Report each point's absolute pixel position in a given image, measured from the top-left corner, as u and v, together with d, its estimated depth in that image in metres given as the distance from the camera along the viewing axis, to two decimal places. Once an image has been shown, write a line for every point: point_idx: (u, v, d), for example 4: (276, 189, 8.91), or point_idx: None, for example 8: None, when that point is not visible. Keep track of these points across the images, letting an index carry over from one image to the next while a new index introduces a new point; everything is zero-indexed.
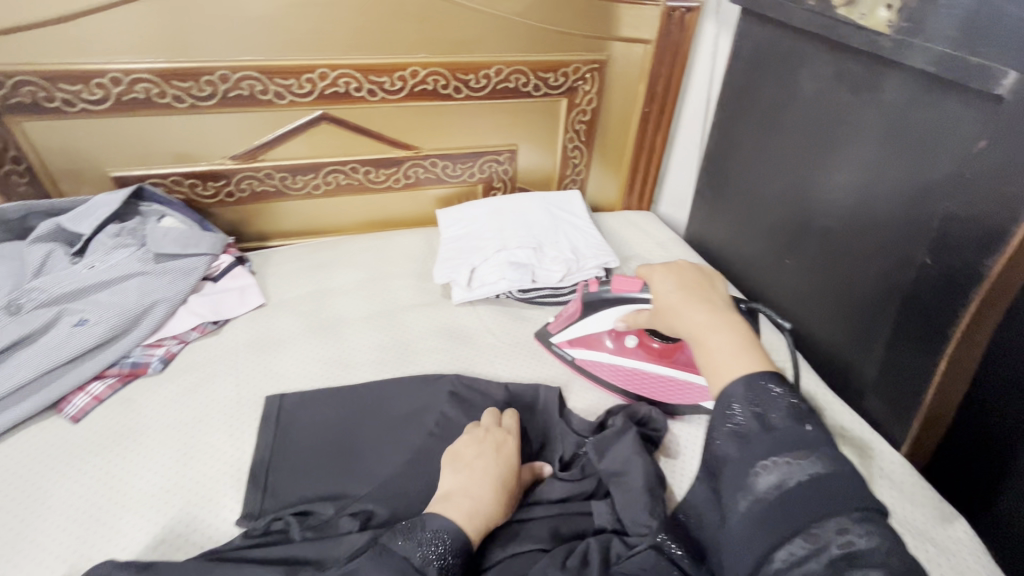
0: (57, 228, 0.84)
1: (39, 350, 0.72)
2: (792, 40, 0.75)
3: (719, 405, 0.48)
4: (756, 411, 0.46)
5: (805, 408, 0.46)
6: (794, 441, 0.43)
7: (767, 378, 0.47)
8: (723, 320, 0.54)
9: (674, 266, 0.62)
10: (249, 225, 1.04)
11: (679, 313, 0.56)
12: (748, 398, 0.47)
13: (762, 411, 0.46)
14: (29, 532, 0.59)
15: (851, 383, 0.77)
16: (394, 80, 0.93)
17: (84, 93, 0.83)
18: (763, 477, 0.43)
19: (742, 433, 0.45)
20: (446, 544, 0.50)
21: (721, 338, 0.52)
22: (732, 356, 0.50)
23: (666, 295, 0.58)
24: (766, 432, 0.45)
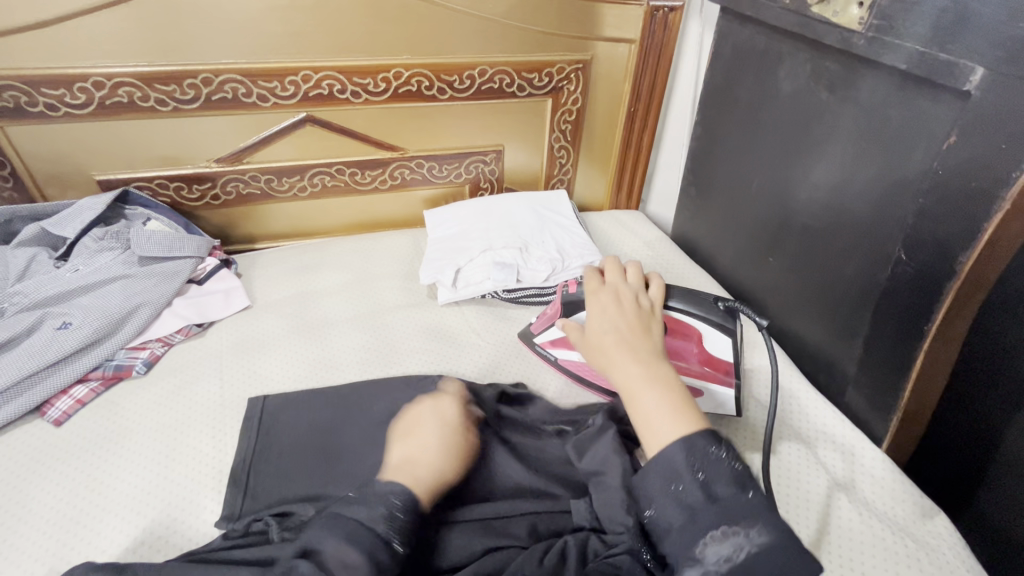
0: (41, 232, 0.84)
1: (21, 354, 0.72)
2: (770, 39, 0.75)
3: (662, 471, 0.49)
4: (700, 479, 0.47)
5: (743, 470, 0.48)
6: (734, 512, 0.46)
7: (707, 441, 0.48)
8: (655, 371, 0.54)
9: (620, 305, 0.62)
10: (236, 227, 1.05)
11: (613, 361, 0.56)
12: (691, 463, 0.48)
13: (704, 478, 0.47)
14: (8, 536, 0.59)
15: (834, 379, 0.77)
16: (377, 82, 0.93)
17: (66, 98, 0.83)
18: (712, 549, 0.45)
19: (686, 502, 0.47)
20: (394, 502, 0.50)
21: (653, 397, 0.52)
22: (668, 415, 0.50)
23: (606, 336, 0.59)
24: (708, 501, 0.46)
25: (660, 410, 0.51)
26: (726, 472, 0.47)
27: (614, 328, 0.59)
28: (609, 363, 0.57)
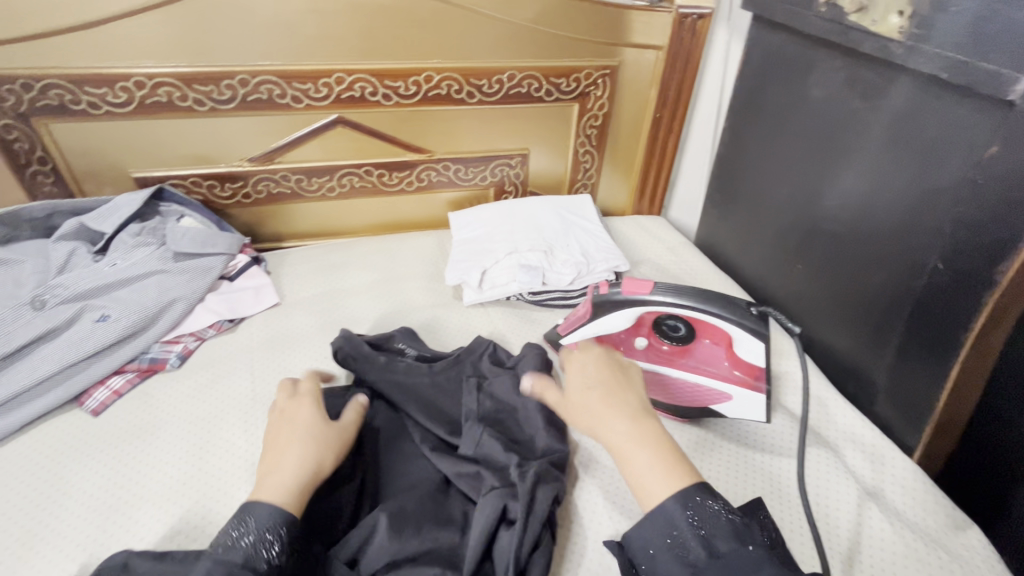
0: (80, 227, 0.87)
1: (62, 344, 0.74)
2: (803, 46, 0.76)
3: (661, 528, 0.48)
4: (699, 531, 0.46)
5: (741, 521, 0.47)
6: (737, 566, 0.44)
7: (701, 493, 0.48)
8: (644, 430, 0.53)
9: (597, 362, 0.60)
10: (265, 225, 1.06)
11: (599, 424, 0.54)
12: (689, 519, 0.47)
13: (703, 532, 0.46)
14: (48, 521, 0.60)
15: (862, 388, 0.77)
16: (408, 85, 0.95)
17: (108, 96, 0.85)
18: None
19: (691, 560, 0.46)
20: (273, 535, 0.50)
21: (646, 459, 0.50)
22: (663, 472, 0.50)
23: (587, 398, 0.57)
24: (710, 558, 0.45)
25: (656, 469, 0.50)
26: (726, 524, 0.47)
27: (597, 387, 0.57)
28: (596, 425, 0.54)
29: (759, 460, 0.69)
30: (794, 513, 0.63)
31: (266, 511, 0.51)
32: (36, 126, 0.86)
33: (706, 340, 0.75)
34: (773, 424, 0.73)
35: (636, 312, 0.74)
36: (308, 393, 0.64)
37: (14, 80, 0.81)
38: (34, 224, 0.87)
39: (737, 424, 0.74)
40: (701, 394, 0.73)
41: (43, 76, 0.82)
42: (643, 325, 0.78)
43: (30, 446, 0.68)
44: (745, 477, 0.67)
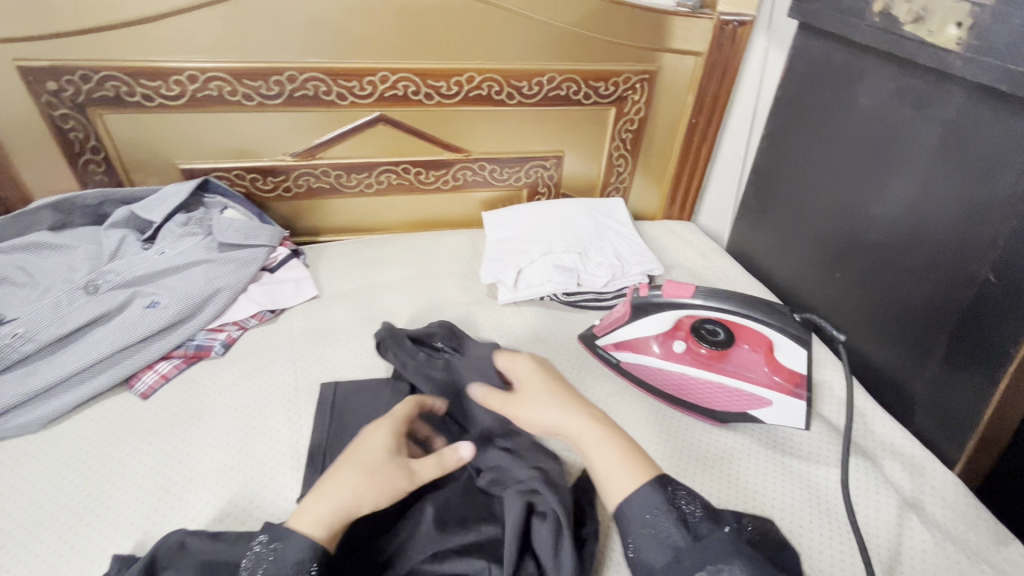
0: (130, 215, 0.89)
1: (114, 328, 0.76)
2: (852, 56, 0.76)
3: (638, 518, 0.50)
4: (678, 513, 0.49)
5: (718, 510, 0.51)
6: (717, 549, 0.46)
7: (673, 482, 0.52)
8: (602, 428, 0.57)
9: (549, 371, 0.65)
10: (303, 219, 1.08)
11: (555, 423, 0.59)
12: (665, 503, 0.50)
13: (682, 515, 0.49)
14: (104, 498, 0.62)
15: (900, 399, 0.76)
16: (450, 85, 0.96)
17: (162, 89, 0.87)
18: None
19: (672, 544, 0.48)
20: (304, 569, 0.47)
21: (609, 453, 0.55)
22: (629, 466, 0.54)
23: (541, 403, 0.61)
24: (690, 541, 0.48)
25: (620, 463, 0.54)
26: (702, 512, 0.50)
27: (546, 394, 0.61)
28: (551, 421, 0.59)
29: (795, 467, 0.68)
30: (832, 522, 0.63)
31: (295, 543, 0.47)
32: (91, 116, 0.88)
33: (745, 346, 0.77)
34: (810, 430, 0.72)
35: (675, 314, 0.75)
36: (396, 415, 0.60)
37: (73, 71, 0.84)
38: (85, 211, 0.90)
39: (772, 429, 0.73)
40: (739, 399, 0.74)
41: (101, 68, 0.84)
42: (681, 328, 0.80)
43: (84, 426, 0.70)
44: (779, 483, 0.67)
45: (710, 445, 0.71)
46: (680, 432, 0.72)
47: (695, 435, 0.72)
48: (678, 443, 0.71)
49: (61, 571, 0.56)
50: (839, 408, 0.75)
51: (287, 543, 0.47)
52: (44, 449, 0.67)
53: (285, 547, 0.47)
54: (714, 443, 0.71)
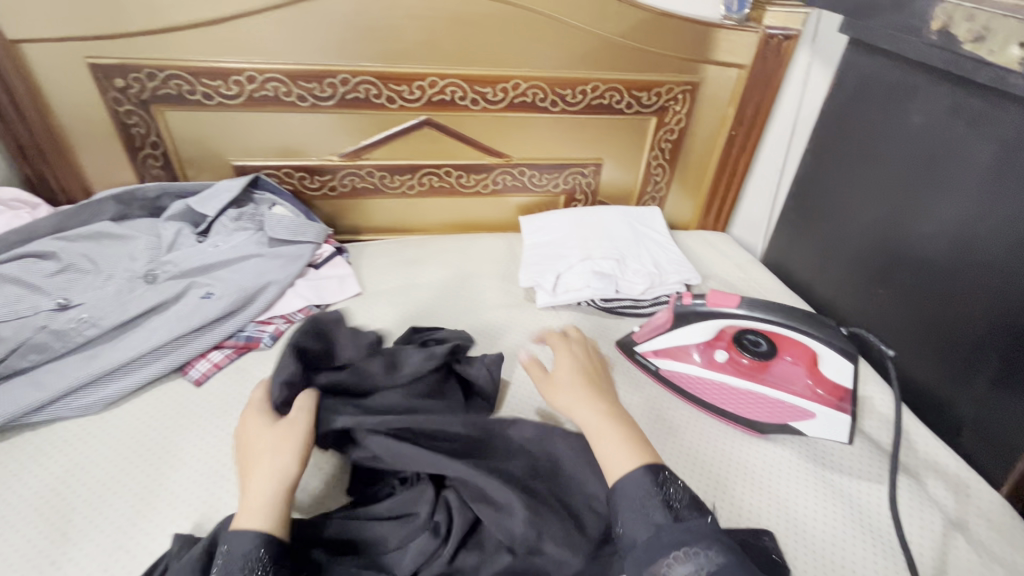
0: (186, 209, 0.92)
1: (172, 317, 0.79)
2: (905, 72, 0.76)
3: (631, 493, 0.52)
4: (663, 493, 0.51)
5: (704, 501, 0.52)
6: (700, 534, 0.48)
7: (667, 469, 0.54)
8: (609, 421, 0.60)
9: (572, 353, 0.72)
10: (346, 218, 1.11)
11: (571, 410, 0.63)
12: (653, 483, 0.52)
13: (666, 497, 0.51)
14: (162, 479, 0.65)
15: (944, 419, 0.76)
16: (496, 91, 0.98)
17: (222, 88, 0.91)
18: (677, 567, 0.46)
19: (655, 522, 0.49)
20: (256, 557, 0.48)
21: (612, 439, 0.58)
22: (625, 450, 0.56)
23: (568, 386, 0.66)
24: (672, 520, 0.49)
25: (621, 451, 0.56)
26: (689, 499, 0.52)
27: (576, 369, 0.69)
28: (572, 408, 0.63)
29: (835, 480, 0.68)
30: (872, 543, 0.62)
31: (243, 540, 0.49)
32: (154, 113, 0.92)
33: (787, 358, 0.77)
34: (852, 446, 0.72)
35: (716, 324, 0.75)
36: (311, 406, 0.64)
37: (140, 69, 0.87)
38: (144, 204, 0.94)
39: (814, 442, 0.73)
40: (779, 411, 0.74)
41: (165, 67, 0.88)
42: (723, 338, 0.80)
43: (142, 411, 0.73)
44: (817, 500, 0.66)
45: (748, 455, 0.71)
46: (715, 445, 0.72)
47: (732, 444, 0.72)
48: (713, 456, 0.71)
49: (125, 547, 0.58)
50: (883, 425, 0.75)
51: (232, 542, 0.49)
52: (106, 430, 0.70)
53: (231, 547, 0.48)
54: (750, 458, 0.71)
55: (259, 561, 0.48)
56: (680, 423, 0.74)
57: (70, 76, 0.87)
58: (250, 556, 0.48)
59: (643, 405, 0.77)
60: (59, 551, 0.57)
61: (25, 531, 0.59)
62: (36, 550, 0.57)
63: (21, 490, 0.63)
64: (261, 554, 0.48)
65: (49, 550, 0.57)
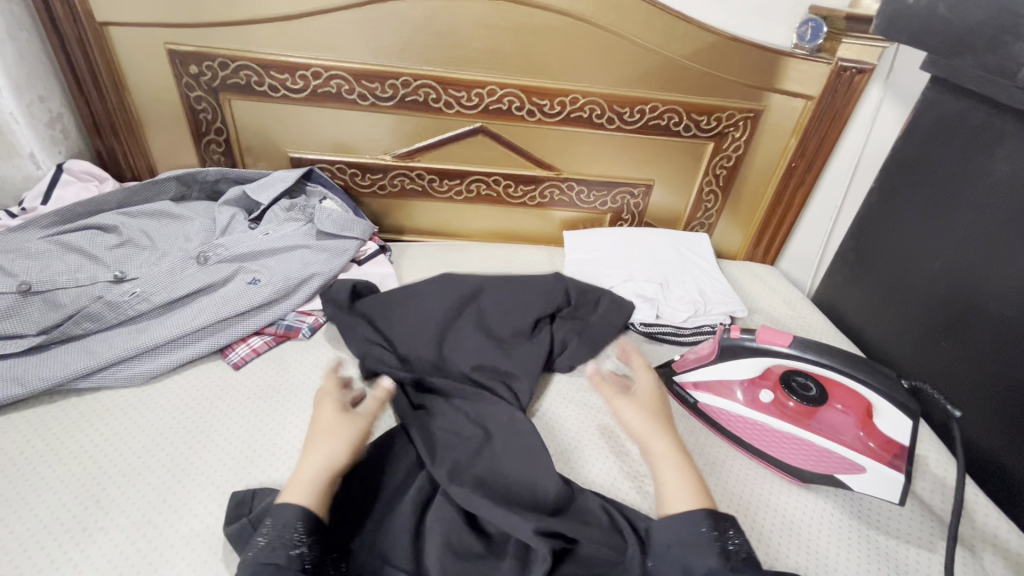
0: (242, 194, 0.95)
1: (218, 299, 0.81)
2: (996, 117, 0.72)
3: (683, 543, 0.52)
4: (721, 541, 0.52)
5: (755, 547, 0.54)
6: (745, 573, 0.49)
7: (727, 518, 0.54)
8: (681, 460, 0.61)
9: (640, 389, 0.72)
10: (392, 217, 1.13)
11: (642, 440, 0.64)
12: (712, 529, 0.52)
13: (724, 546, 0.51)
14: (194, 459, 0.65)
15: (1007, 489, 0.70)
16: (554, 104, 0.98)
17: (288, 82, 0.93)
18: None
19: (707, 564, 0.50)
20: (296, 530, 0.50)
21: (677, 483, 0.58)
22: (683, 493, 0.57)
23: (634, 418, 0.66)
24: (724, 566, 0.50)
25: (683, 486, 0.57)
26: (746, 554, 0.52)
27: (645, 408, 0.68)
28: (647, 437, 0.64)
29: (877, 540, 0.64)
30: None
31: (283, 513, 0.51)
32: (222, 100, 0.95)
33: (837, 406, 0.73)
34: (902, 508, 0.67)
35: (764, 362, 0.72)
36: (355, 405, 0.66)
37: (214, 58, 0.91)
38: (202, 186, 0.97)
39: (859, 498, 0.69)
40: (826, 460, 0.69)
41: (237, 58, 0.91)
42: (769, 377, 0.77)
43: (182, 388, 0.75)
44: (861, 557, 0.62)
45: (779, 499, 0.68)
46: (751, 487, 0.69)
47: (763, 489, 0.69)
48: (748, 498, 0.67)
49: (151, 523, 0.58)
50: (937, 490, 0.70)
51: (277, 515, 0.50)
52: (145, 403, 0.72)
53: (275, 518, 0.50)
54: (786, 505, 0.67)
55: (297, 534, 0.49)
56: (699, 459, 0.72)
57: (149, 60, 0.91)
58: (289, 527, 0.50)
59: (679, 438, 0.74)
60: (90, 518, 0.58)
61: (61, 494, 0.60)
62: (72, 514, 0.58)
63: (61, 453, 0.64)
64: (301, 529, 0.50)
65: (81, 517, 0.58)
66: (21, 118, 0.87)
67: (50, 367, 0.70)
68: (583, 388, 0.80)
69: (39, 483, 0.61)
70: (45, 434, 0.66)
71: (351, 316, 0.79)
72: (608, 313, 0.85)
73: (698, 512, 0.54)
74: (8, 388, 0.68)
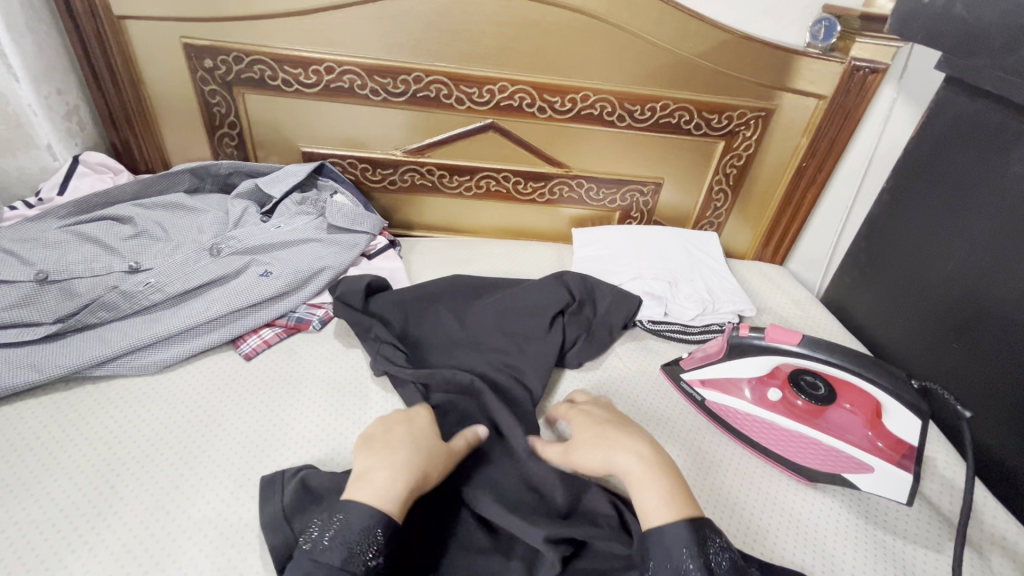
0: (254, 188, 0.96)
1: (231, 290, 0.82)
2: (1011, 118, 0.71)
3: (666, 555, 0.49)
4: (704, 555, 0.49)
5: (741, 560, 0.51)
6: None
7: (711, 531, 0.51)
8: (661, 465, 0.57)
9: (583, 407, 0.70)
10: (402, 212, 1.14)
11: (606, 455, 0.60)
12: (694, 545, 0.49)
13: (707, 560, 0.49)
14: (206, 447, 0.66)
15: (1016, 491, 0.70)
16: (564, 101, 0.98)
17: (301, 77, 0.94)
18: None
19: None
20: (375, 540, 0.49)
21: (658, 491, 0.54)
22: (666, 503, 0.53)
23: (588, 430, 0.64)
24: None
25: (656, 499, 0.53)
26: (729, 562, 0.50)
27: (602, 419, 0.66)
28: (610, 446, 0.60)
29: (883, 540, 0.64)
30: None
31: (363, 516, 0.49)
32: (236, 95, 0.96)
33: (846, 406, 0.72)
34: (909, 508, 0.67)
35: (772, 360, 0.72)
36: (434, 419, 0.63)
37: (228, 52, 0.92)
38: (216, 179, 0.98)
39: (866, 497, 0.69)
40: (833, 459, 0.69)
41: (251, 52, 0.91)
42: (777, 375, 0.77)
43: (195, 377, 0.76)
44: (867, 557, 0.62)
45: (786, 499, 0.68)
46: (757, 486, 0.69)
47: (769, 487, 0.69)
48: (754, 497, 0.68)
49: (165, 508, 0.59)
50: (946, 491, 0.70)
51: (355, 517, 0.49)
52: (158, 392, 0.73)
53: (351, 520, 0.49)
54: (792, 504, 0.67)
55: (373, 539, 0.49)
56: (706, 456, 0.72)
57: (165, 54, 0.92)
58: (368, 534, 0.49)
59: (685, 436, 0.74)
60: (105, 503, 0.59)
61: (76, 479, 0.61)
62: (87, 499, 0.60)
63: (77, 439, 0.66)
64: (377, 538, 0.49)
65: (96, 502, 0.59)
66: (39, 110, 0.88)
67: (66, 355, 0.72)
68: (592, 384, 0.81)
69: (55, 467, 0.62)
70: (61, 420, 0.68)
71: (359, 312, 0.79)
72: (612, 311, 0.87)
73: (678, 525, 0.50)
74: (25, 374, 0.69)
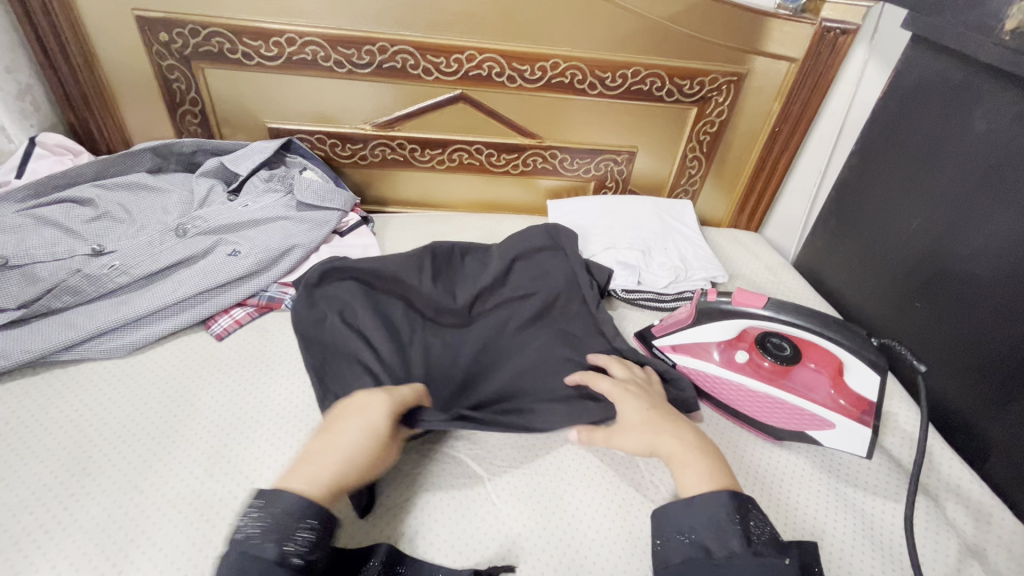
0: (220, 166, 0.94)
1: (199, 271, 0.81)
2: (972, 76, 0.72)
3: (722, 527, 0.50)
4: (742, 526, 0.50)
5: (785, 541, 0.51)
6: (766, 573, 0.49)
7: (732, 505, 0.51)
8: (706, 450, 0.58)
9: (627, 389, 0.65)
10: (373, 188, 1.12)
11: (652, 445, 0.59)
12: (734, 512, 0.51)
13: (746, 530, 0.50)
14: (180, 426, 0.67)
15: (973, 442, 0.73)
16: (534, 70, 0.96)
17: (262, 49, 0.91)
18: None
19: (728, 547, 0.49)
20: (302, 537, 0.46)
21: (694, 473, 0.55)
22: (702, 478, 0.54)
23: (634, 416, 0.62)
24: (746, 550, 0.48)
25: (696, 471, 0.55)
26: (769, 536, 0.50)
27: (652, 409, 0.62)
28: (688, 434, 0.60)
29: (841, 491, 0.66)
30: (869, 543, 0.61)
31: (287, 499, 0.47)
32: (195, 69, 0.93)
33: (811, 364, 0.74)
34: (870, 462, 0.70)
35: (740, 324, 0.72)
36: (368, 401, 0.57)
37: (184, 24, 0.88)
38: (180, 158, 0.96)
39: (828, 453, 0.71)
40: (799, 417, 0.70)
41: (209, 24, 0.88)
42: (745, 339, 0.78)
43: (165, 359, 0.75)
44: (821, 505, 0.65)
45: (751, 457, 0.69)
46: (730, 447, 0.70)
47: (743, 452, 0.70)
48: (730, 454, 0.69)
49: (139, 487, 0.60)
50: (905, 444, 0.73)
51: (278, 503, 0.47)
52: (131, 374, 0.73)
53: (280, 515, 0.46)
54: (759, 462, 0.69)
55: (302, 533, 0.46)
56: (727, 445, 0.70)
57: (117, 26, 0.89)
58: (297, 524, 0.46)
59: None
60: (77, 483, 0.60)
61: (47, 461, 0.62)
62: (58, 481, 0.60)
63: (45, 426, 0.65)
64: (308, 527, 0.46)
65: (69, 483, 0.60)
66: None
67: (31, 340, 0.71)
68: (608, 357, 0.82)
69: (25, 451, 0.62)
70: (30, 405, 0.67)
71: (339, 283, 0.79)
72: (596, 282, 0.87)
73: (720, 493, 0.52)
74: None
